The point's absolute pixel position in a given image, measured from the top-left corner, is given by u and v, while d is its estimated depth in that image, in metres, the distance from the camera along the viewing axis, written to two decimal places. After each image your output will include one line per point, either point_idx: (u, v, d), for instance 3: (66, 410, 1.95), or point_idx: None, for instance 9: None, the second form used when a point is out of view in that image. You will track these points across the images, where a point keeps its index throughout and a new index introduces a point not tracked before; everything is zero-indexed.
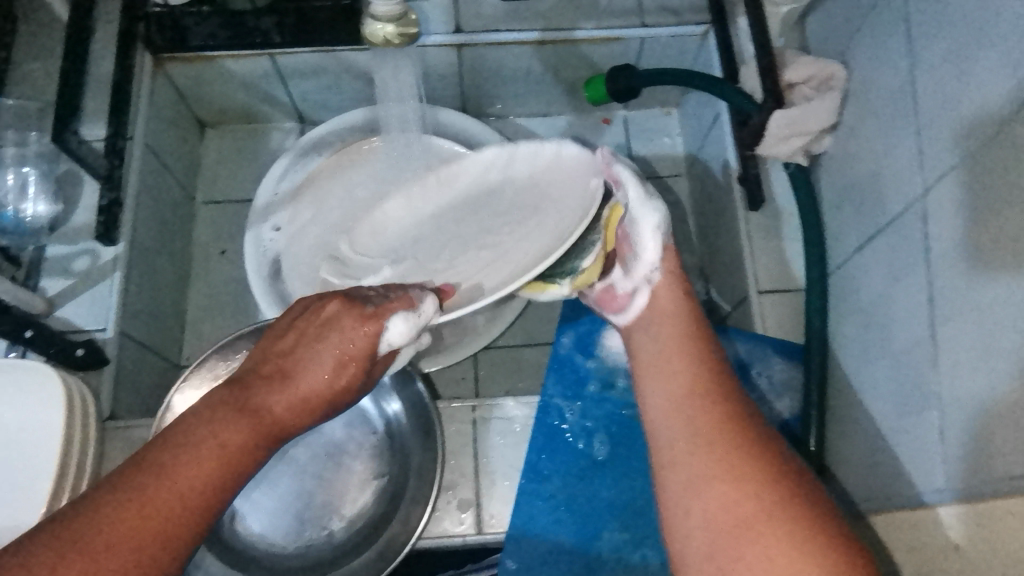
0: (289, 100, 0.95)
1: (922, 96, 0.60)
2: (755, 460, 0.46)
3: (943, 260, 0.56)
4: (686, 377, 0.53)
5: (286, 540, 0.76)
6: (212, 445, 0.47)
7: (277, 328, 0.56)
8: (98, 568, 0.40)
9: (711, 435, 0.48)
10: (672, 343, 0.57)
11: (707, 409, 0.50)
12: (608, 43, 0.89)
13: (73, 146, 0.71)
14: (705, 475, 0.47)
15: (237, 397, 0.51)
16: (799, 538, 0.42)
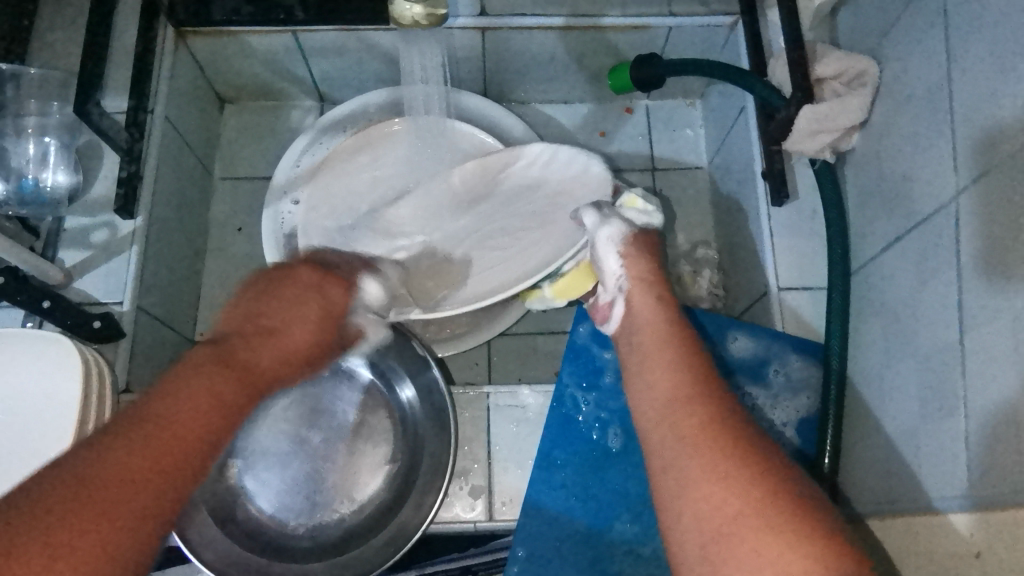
0: (309, 78, 0.95)
1: (959, 97, 0.59)
2: (743, 462, 0.45)
3: (974, 264, 0.55)
4: (668, 381, 0.52)
5: (297, 521, 0.76)
6: (208, 401, 0.49)
7: (251, 289, 0.59)
8: (117, 509, 0.42)
9: (695, 439, 0.48)
10: (654, 346, 0.56)
11: (690, 412, 0.49)
12: (635, 31, 0.87)
13: (96, 118, 0.71)
14: (693, 479, 0.46)
15: (222, 354, 0.53)
16: (792, 538, 0.42)
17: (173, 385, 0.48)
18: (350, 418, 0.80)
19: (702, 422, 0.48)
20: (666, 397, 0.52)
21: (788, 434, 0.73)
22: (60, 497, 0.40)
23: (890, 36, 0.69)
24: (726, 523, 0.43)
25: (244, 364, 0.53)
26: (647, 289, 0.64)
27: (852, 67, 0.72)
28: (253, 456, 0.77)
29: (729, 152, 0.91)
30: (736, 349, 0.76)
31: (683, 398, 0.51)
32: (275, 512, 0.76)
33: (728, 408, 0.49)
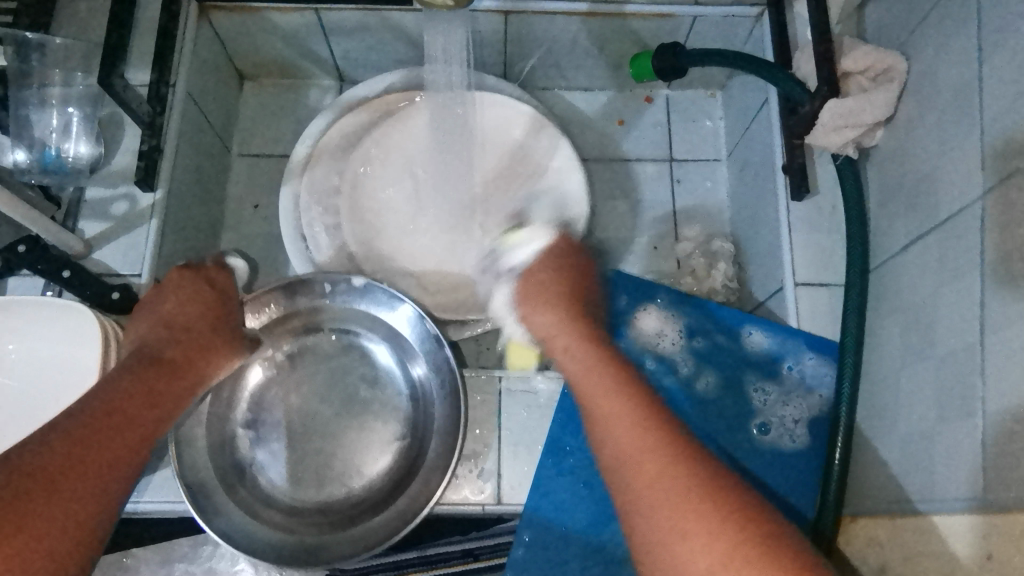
0: (329, 57, 0.94)
1: (990, 96, 0.58)
2: (701, 511, 0.49)
3: (998, 264, 0.54)
4: (618, 433, 0.55)
5: (305, 494, 0.78)
6: (135, 399, 0.58)
7: (154, 306, 0.67)
8: (64, 494, 0.50)
9: (654, 495, 0.50)
10: (592, 394, 0.58)
11: (643, 466, 0.52)
12: (659, 19, 0.86)
13: (120, 90, 0.71)
14: (661, 535, 0.49)
15: (153, 369, 0.61)
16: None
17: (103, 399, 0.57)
18: (362, 396, 0.82)
19: (670, 475, 0.51)
20: (628, 449, 0.54)
21: (799, 429, 0.73)
22: (31, 478, 0.49)
23: (919, 31, 0.68)
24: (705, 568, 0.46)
25: (167, 363, 0.63)
26: (560, 337, 0.64)
27: (879, 62, 0.71)
28: (267, 427, 0.80)
29: (749, 145, 0.90)
30: (751, 344, 0.77)
31: (644, 448, 0.53)
32: (284, 483, 0.78)
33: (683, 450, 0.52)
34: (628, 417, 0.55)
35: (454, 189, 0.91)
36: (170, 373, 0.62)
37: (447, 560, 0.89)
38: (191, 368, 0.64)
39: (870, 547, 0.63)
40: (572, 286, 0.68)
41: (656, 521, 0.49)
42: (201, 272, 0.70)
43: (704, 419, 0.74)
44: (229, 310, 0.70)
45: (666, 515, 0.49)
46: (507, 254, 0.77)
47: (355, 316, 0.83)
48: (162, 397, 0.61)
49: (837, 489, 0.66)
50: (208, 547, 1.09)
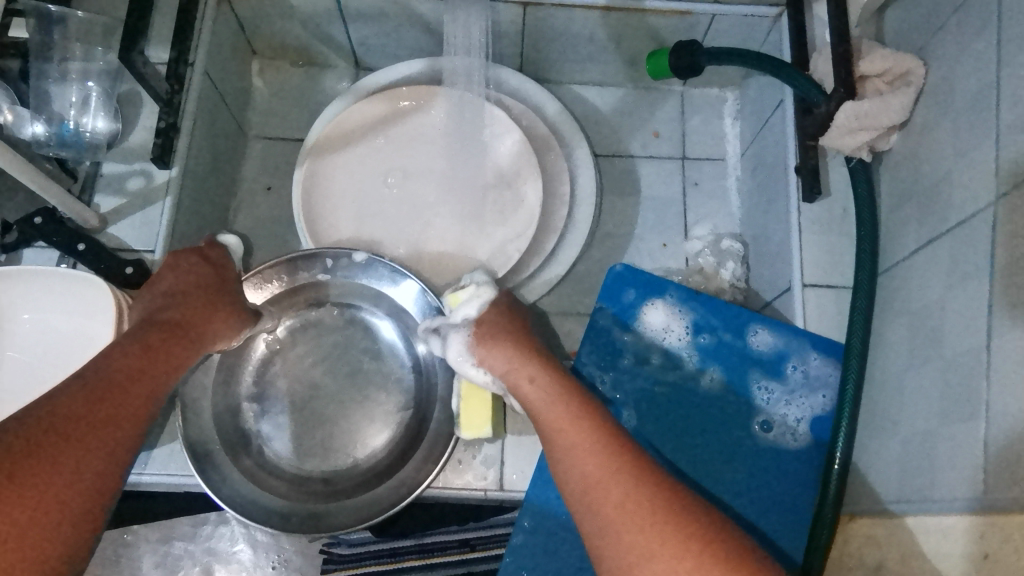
0: (347, 43, 0.95)
1: (1007, 102, 0.58)
2: (669, 533, 0.51)
3: (1007, 270, 0.55)
4: (589, 463, 0.57)
5: (312, 464, 0.79)
6: (138, 361, 0.59)
7: (157, 283, 0.67)
8: (80, 443, 0.52)
9: (624, 519, 0.53)
10: (563, 426, 0.61)
11: (613, 493, 0.55)
12: (678, 16, 0.86)
13: (139, 66, 0.71)
14: (632, 559, 0.51)
15: (161, 336, 0.62)
16: None
17: (112, 363, 0.58)
18: (365, 368, 0.82)
19: (634, 495, 0.54)
20: (594, 476, 0.56)
21: (800, 429, 0.73)
22: (46, 432, 0.51)
23: (939, 37, 0.68)
24: None
25: (174, 327, 0.64)
26: (521, 373, 0.66)
27: (897, 66, 0.71)
28: (271, 400, 0.81)
29: (763, 146, 0.90)
30: (756, 343, 0.76)
31: (609, 472, 0.56)
32: (290, 455, 0.79)
33: (653, 477, 0.56)
34: (588, 444, 0.58)
35: (442, 179, 0.92)
36: (176, 336, 0.63)
37: (444, 550, 0.89)
38: (192, 328, 0.65)
39: (867, 545, 0.63)
40: (521, 333, 0.71)
41: (626, 543, 0.52)
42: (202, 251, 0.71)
43: (706, 417, 0.75)
44: (228, 280, 0.71)
45: (635, 535, 0.52)
46: (455, 314, 0.74)
47: (359, 291, 0.84)
48: (168, 357, 0.62)
49: (837, 489, 0.66)
50: (209, 527, 1.10)
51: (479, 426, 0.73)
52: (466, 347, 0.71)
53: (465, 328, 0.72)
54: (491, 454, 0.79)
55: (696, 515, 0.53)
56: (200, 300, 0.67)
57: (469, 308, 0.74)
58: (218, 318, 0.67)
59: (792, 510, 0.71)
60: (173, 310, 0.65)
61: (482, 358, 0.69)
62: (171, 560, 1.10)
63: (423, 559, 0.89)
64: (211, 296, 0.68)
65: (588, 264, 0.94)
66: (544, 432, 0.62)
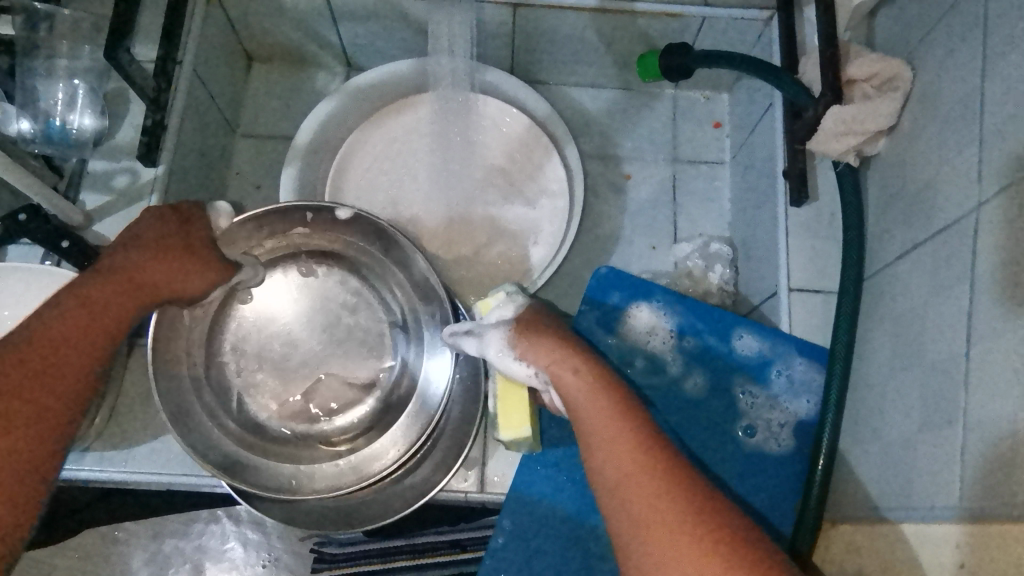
0: (338, 42, 0.94)
1: (992, 108, 0.58)
2: (699, 533, 0.51)
3: (985, 280, 0.55)
4: (625, 459, 0.57)
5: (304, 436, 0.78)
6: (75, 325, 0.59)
7: (139, 228, 0.64)
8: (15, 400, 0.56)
9: (655, 518, 0.53)
10: (600, 419, 0.60)
11: (645, 491, 0.54)
12: (668, 18, 0.86)
13: (125, 63, 0.71)
14: (665, 558, 0.51)
15: (119, 296, 0.62)
16: None
17: (61, 322, 0.59)
18: (347, 332, 0.81)
19: (668, 495, 0.54)
20: (630, 473, 0.56)
21: (783, 433, 0.73)
22: None
23: (928, 41, 0.68)
24: None
25: (139, 285, 0.62)
26: (564, 365, 0.64)
27: (886, 70, 0.71)
28: (260, 372, 0.79)
29: (753, 149, 0.89)
30: (742, 347, 0.76)
31: (645, 469, 0.55)
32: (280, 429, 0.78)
33: (686, 477, 0.55)
34: (627, 442, 0.57)
35: (434, 177, 0.94)
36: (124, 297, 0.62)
37: (436, 549, 0.89)
38: (150, 286, 0.63)
39: (848, 551, 0.63)
40: (560, 329, 0.69)
41: (659, 542, 0.52)
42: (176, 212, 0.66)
43: (693, 420, 0.74)
44: (192, 226, 0.66)
45: (668, 536, 0.52)
46: (488, 318, 0.71)
47: (344, 242, 0.81)
48: (112, 317, 0.61)
49: (821, 490, 0.66)
50: (200, 524, 1.10)
51: (517, 426, 0.70)
52: (506, 343, 0.67)
53: (505, 327, 0.68)
54: (473, 456, 0.79)
55: (725, 513, 0.53)
56: (148, 251, 0.63)
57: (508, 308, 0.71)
58: (190, 274, 0.65)
59: (775, 514, 0.71)
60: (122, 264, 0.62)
61: (525, 351, 0.66)
62: (161, 557, 1.10)
63: (416, 558, 0.89)
64: (177, 257, 0.64)
65: (577, 267, 0.94)
66: (580, 423, 0.61)
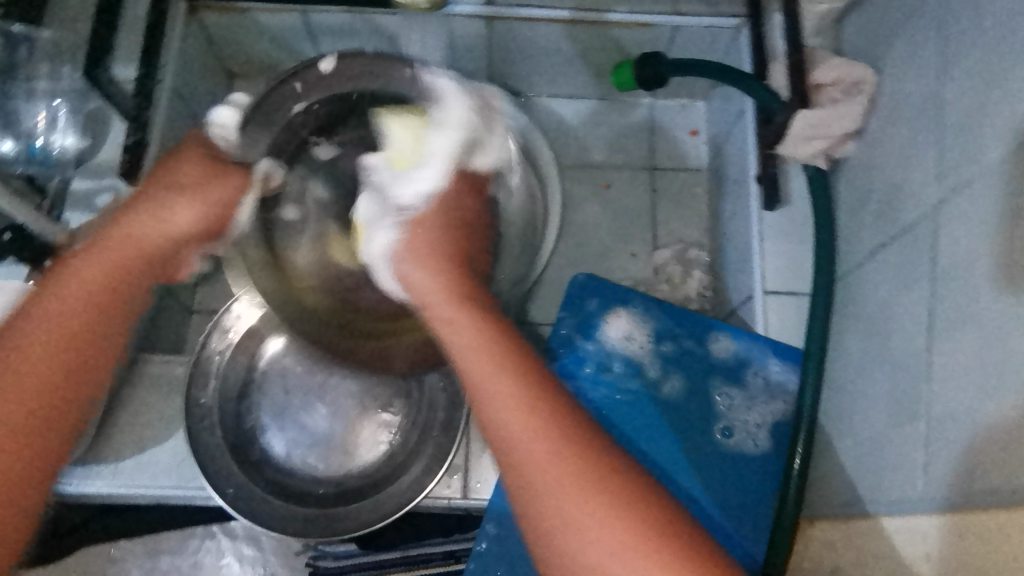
0: (316, 59, 0.96)
1: (950, 109, 0.60)
2: (602, 495, 0.53)
3: (947, 276, 0.56)
4: (527, 428, 0.57)
5: (300, 460, 0.78)
6: (55, 325, 0.60)
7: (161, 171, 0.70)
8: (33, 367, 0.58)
9: (564, 484, 0.54)
10: (504, 393, 0.58)
11: (551, 461, 0.55)
12: (639, 28, 0.88)
13: (104, 83, 0.73)
14: (575, 523, 0.53)
15: (132, 240, 0.65)
16: (651, 547, 0.51)
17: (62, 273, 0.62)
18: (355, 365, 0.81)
19: (573, 463, 0.55)
20: (534, 445, 0.56)
21: (761, 433, 0.74)
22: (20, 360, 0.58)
23: (891, 45, 0.70)
24: (608, 547, 0.51)
25: (151, 229, 0.66)
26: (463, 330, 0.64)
27: (851, 74, 0.73)
28: (276, 404, 0.80)
29: (727, 155, 0.91)
30: (718, 350, 0.77)
31: (546, 435, 0.56)
32: (294, 458, 0.78)
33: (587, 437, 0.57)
34: (528, 413, 0.57)
35: None
36: (140, 254, 0.66)
37: (430, 560, 0.87)
38: (166, 224, 0.67)
39: (827, 548, 0.64)
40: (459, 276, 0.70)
41: (568, 510, 0.53)
42: (179, 148, 0.72)
43: (671, 423, 0.75)
44: (184, 162, 0.70)
45: (576, 502, 0.53)
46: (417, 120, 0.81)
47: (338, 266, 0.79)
48: (122, 274, 0.64)
49: (798, 489, 0.66)
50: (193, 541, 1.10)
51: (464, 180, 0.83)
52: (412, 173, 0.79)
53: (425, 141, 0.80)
54: (457, 463, 0.77)
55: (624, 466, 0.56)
56: (166, 184, 0.68)
57: (435, 152, 0.77)
58: (198, 201, 0.69)
59: (758, 517, 0.70)
60: (127, 224, 0.65)
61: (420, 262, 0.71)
62: None
63: (408, 570, 0.86)
64: (186, 187, 0.69)
65: (559, 274, 0.95)
66: (486, 401, 0.59)
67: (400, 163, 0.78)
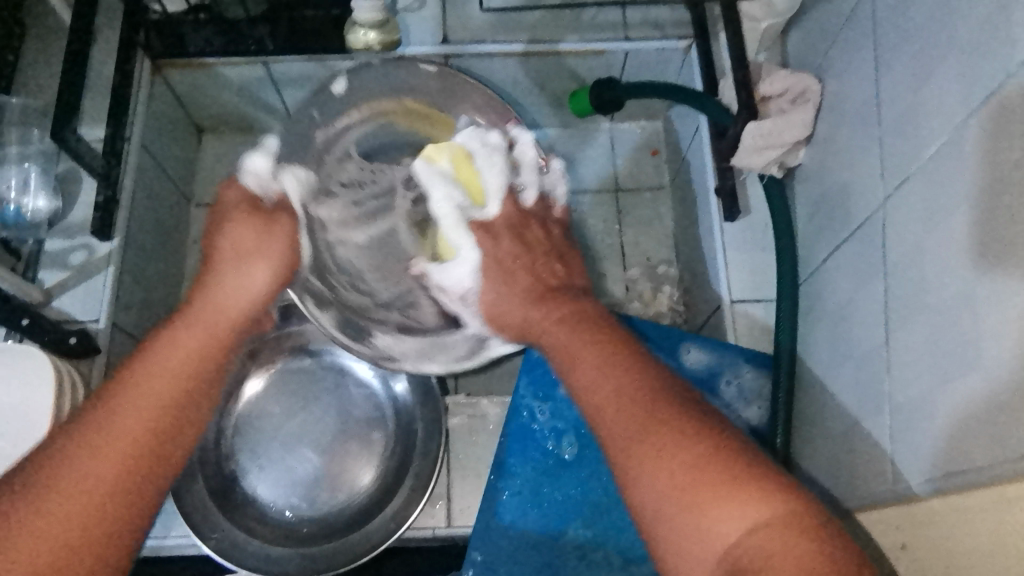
0: (282, 107, 0.98)
1: (887, 110, 0.62)
2: (673, 422, 0.46)
3: (897, 270, 0.57)
4: (594, 371, 0.51)
5: (284, 506, 0.76)
6: (137, 413, 0.49)
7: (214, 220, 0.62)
8: (93, 467, 0.47)
9: (639, 424, 0.47)
10: (573, 339, 0.54)
11: (622, 402, 0.49)
12: (593, 56, 0.91)
13: (72, 145, 0.74)
14: (650, 460, 0.45)
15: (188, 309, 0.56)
16: (723, 479, 0.43)
17: (143, 353, 0.52)
18: (336, 404, 0.80)
19: (641, 398, 0.48)
20: (602, 388, 0.50)
21: None
22: (99, 462, 0.47)
23: (831, 54, 0.72)
24: (669, 479, 0.44)
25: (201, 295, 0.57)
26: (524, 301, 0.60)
27: (796, 84, 0.75)
28: (256, 450, 0.78)
29: (687, 171, 0.93)
30: (691, 362, 0.77)
31: (622, 373, 0.50)
32: (276, 505, 0.76)
33: (661, 373, 0.51)
34: (594, 355, 0.52)
35: None
36: (221, 319, 0.56)
37: None
38: (210, 289, 0.57)
39: None
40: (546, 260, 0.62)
41: (636, 447, 0.46)
42: (215, 210, 0.62)
43: None
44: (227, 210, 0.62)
45: (641, 439, 0.46)
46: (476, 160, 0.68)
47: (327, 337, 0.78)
48: (212, 343, 0.55)
49: None
50: None
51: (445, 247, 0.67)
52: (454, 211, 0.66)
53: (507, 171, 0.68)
54: (439, 491, 0.79)
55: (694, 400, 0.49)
56: (237, 243, 0.60)
57: (493, 162, 0.67)
58: (260, 260, 0.60)
59: None
60: (198, 291, 0.57)
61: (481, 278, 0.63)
62: None
63: None
64: (248, 241, 0.60)
65: None
66: (566, 353, 0.54)
67: (468, 187, 0.66)
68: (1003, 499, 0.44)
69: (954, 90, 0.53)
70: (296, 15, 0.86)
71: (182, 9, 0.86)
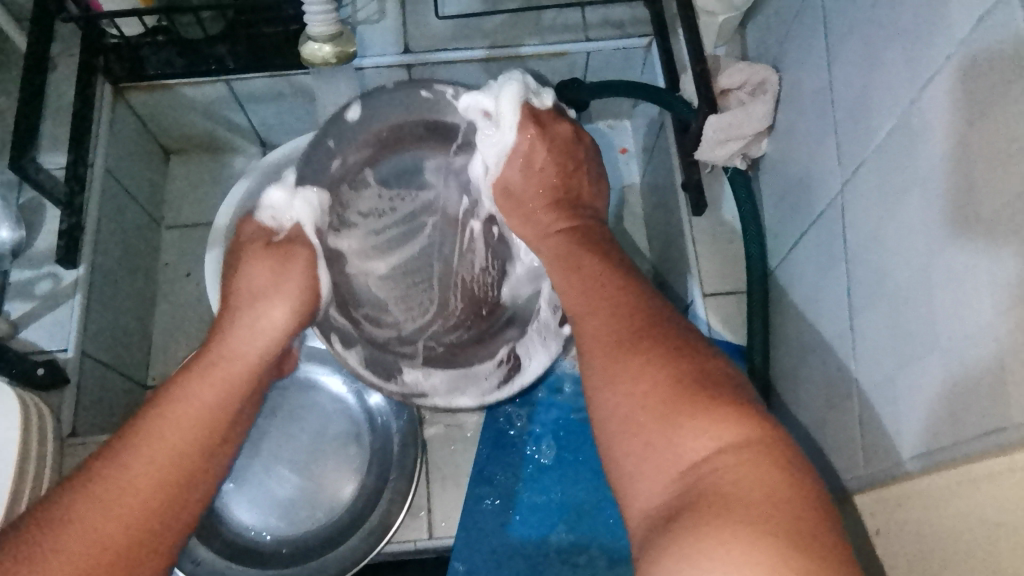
0: (249, 125, 0.98)
1: (840, 97, 0.62)
2: (658, 339, 0.49)
3: (859, 255, 0.58)
4: (590, 290, 0.56)
5: (266, 529, 0.75)
6: (156, 456, 0.52)
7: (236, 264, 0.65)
8: (113, 508, 0.49)
9: (629, 340, 0.50)
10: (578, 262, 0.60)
11: (613, 320, 0.52)
12: (555, 58, 0.91)
13: (32, 173, 0.74)
14: (629, 382, 0.48)
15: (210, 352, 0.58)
16: (701, 398, 0.45)
17: (165, 396, 0.54)
18: (315, 424, 0.79)
19: (631, 312, 0.53)
20: (594, 305, 0.55)
21: None
22: (120, 504, 0.49)
23: (786, 44, 0.73)
24: (644, 394, 0.47)
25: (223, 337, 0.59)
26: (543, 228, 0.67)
27: (754, 76, 0.75)
28: (235, 475, 0.77)
29: (655, 168, 0.93)
30: None
31: (618, 291, 0.55)
32: (256, 528, 0.76)
33: (650, 298, 0.54)
34: (594, 277, 0.57)
35: None
36: (240, 364, 0.59)
37: None
38: (232, 331, 0.60)
39: None
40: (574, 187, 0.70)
41: (616, 369, 0.49)
42: (234, 244, 0.68)
43: None
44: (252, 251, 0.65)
45: (622, 353, 0.50)
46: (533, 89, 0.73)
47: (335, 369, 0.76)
48: (231, 387, 0.57)
49: None
50: None
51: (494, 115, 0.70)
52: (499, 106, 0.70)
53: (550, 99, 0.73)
54: (418, 502, 0.77)
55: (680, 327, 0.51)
56: (259, 287, 0.62)
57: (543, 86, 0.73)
58: (280, 303, 0.62)
59: None
60: (219, 337, 0.60)
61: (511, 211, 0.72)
62: None
63: None
64: (269, 282, 0.62)
65: None
66: (571, 269, 0.60)
67: None
68: (966, 478, 0.45)
69: (899, 74, 0.53)
70: (254, 32, 0.86)
71: (140, 33, 0.86)
